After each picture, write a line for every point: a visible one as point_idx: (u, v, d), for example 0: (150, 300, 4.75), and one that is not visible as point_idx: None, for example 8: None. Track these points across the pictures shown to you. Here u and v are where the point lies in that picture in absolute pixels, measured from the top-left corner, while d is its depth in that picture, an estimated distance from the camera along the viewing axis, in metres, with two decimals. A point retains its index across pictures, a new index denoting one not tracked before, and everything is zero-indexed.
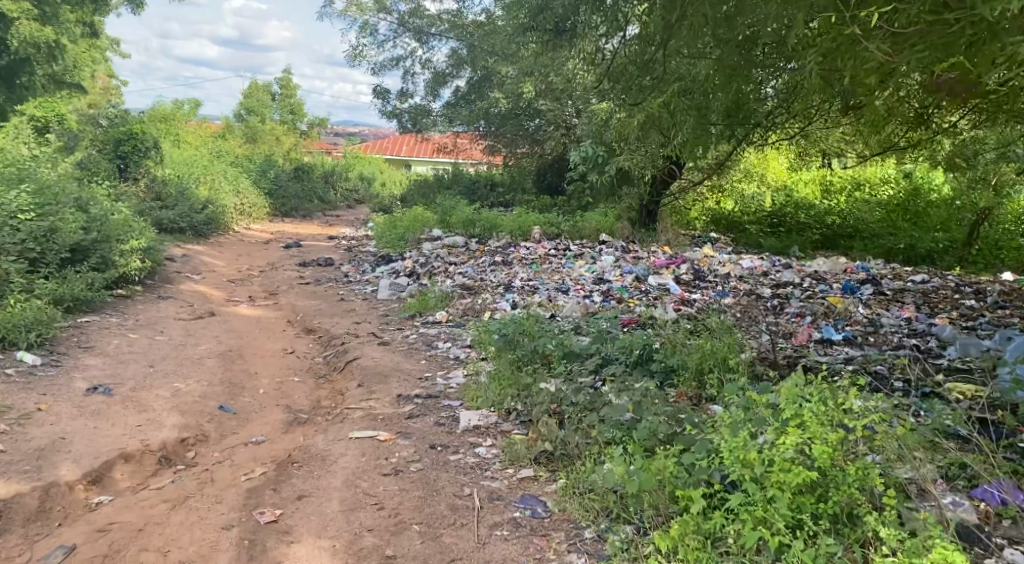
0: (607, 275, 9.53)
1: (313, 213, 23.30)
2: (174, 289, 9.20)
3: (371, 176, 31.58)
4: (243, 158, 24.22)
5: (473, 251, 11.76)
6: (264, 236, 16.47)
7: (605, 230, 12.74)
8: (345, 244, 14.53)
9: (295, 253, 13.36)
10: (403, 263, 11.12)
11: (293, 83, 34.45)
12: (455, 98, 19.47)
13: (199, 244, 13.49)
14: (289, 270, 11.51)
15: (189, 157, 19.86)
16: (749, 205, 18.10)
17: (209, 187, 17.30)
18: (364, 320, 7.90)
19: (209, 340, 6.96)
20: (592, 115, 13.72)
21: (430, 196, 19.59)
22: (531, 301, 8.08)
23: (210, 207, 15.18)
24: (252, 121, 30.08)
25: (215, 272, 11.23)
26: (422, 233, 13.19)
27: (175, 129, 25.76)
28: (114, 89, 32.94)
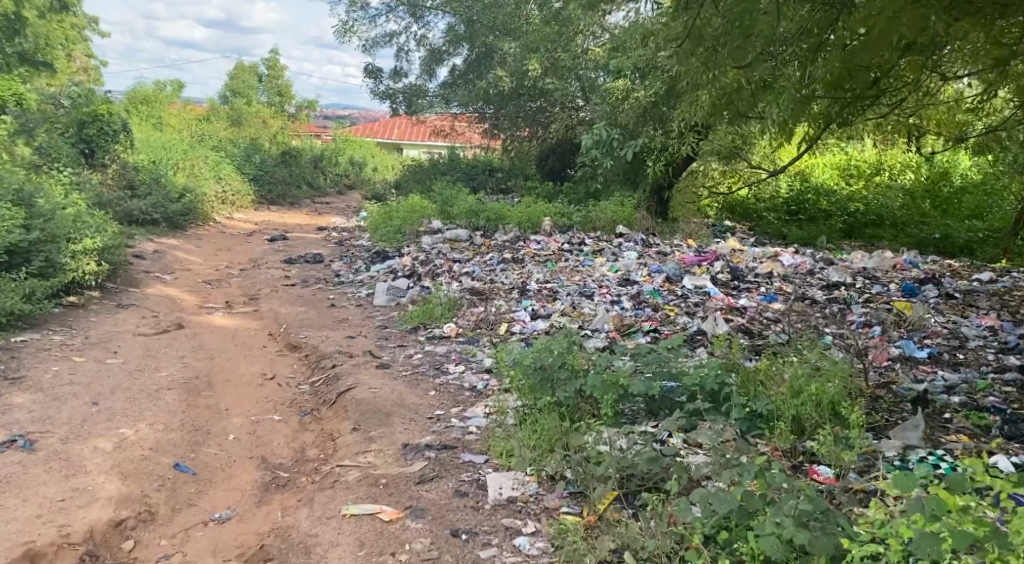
0: (634, 275, 8.36)
1: (301, 201, 22.12)
2: (140, 294, 8.09)
3: (362, 160, 30.34)
4: (227, 142, 23.00)
5: (478, 247, 10.63)
6: (249, 226, 15.33)
7: (622, 221, 11.63)
8: (335, 236, 13.41)
9: (281, 247, 12.24)
10: (401, 261, 9.98)
11: (280, 64, 33.09)
12: (452, 78, 18.28)
13: (175, 238, 12.35)
14: (274, 268, 10.37)
15: (168, 141, 18.63)
16: (755, 193, 16.66)
17: (187, 173, 16.11)
18: (359, 333, 6.76)
19: (174, 363, 5.84)
20: (607, 95, 12.57)
21: (426, 183, 18.41)
22: (553, 310, 6.94)
23: (188, 196, 14.02)
24: (238, 103, 28.79)
25: (191, 271, 10.10)
26: (419, 226, 12.08)
27: (156, 112, 24.49)
28: (94, 70, 31.63)
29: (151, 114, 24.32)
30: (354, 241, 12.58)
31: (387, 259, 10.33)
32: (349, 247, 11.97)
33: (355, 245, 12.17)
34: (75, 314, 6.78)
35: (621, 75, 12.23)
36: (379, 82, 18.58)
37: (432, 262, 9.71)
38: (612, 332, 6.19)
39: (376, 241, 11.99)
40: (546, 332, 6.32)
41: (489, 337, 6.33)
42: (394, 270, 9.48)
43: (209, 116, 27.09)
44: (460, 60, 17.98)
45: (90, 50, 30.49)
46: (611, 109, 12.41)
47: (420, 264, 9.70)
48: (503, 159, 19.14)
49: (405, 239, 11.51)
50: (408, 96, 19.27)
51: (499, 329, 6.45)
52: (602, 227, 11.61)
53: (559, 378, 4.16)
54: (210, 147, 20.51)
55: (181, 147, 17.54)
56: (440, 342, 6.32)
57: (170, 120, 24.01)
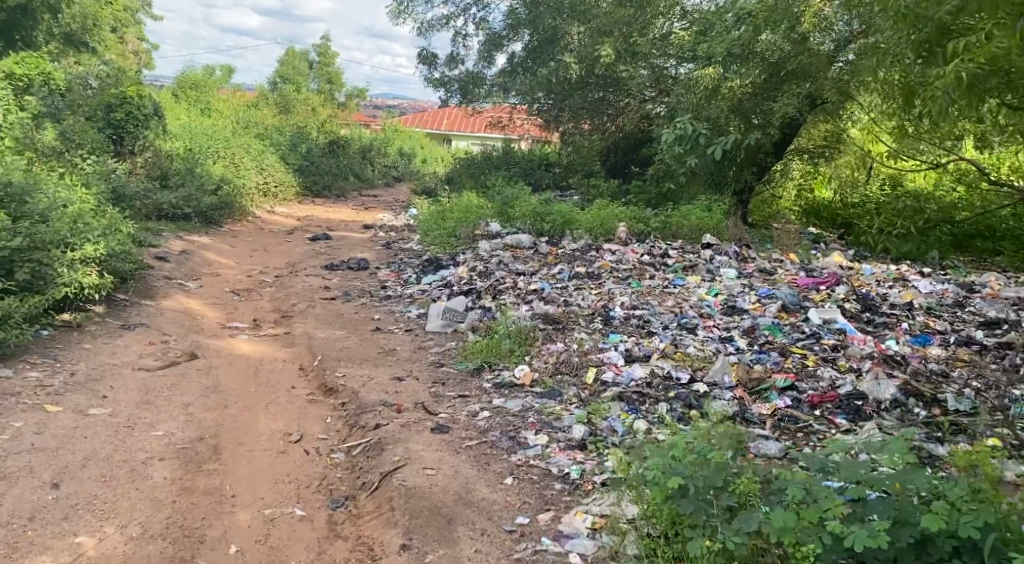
0: (741, 302, 6.88)
1: (348, 193, 21.02)
2: (152, 309, 6.90)
3: (411, 152, 29.22)
4: (274, 129, 22.00)
5: (544, 256, 9.26)
6: (291, 222, 14.19)
7: (711, 230, 10.12)
8: (383, 237, 12.19)
9: (322, 249, 11.03)
10: (457, 272, 8.65)
11: (331, 51, 32.11)
12: (511, 64, 16.92)
13: (208, 235, 11.23)
14: (313, 274, 9.16)
15: (211, 127, 17.61)
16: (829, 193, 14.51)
17: (227, 163, 15.04)
18: (409, 374, 5.44)
19: (173, 414, 4.60)
20: (692, 84, 11.03)
21: (480, 179, 17.13)
22: (652, 351, 5.51)
23: (225, 189, 12.92)
24: (287, 89, 27.83)
25: (219, 277, 8.91)
26: (475, 230, 10.76)
27: (203, 97, 23.61)
28: (144, 52, 31.02)
29: (197, 99, 23.42)
30: (404, 243, 11.34)
31: (440, 269, 8.99)
32: (396, 252, 10.70)
33: (404, 249, 10.89)
34: (67, 338, 5.61)
35: (710, 61, 10.69)
36: (433, 68, 17.28)
37: (491, 275, 8.35)
38: (738, 390, 4.76)
39: (425, 247, 10.69)
40: (649, 386, 4.91)
41: (575, 388, 4.93)
42: (449, 285, 8.13)
43: (257, 102, 26.18)
44: (520, 46, 16.59)
45: (142, 32, 29.82)
46: (697, 101, 10.89)
47: (479, 278, 8.34)
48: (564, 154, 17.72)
49: (461, 245, 10.18)
50: (465, 84, 17.98)
51: (585, 378, 5.03)
52: (687, 237, 10.14)
53: (717, 506, 3.05)
54: (255, 134, 19.50)
55: (223, 133, 16.51)
56: (512, 392, 4.94)
57: (217, 105, 23.11)
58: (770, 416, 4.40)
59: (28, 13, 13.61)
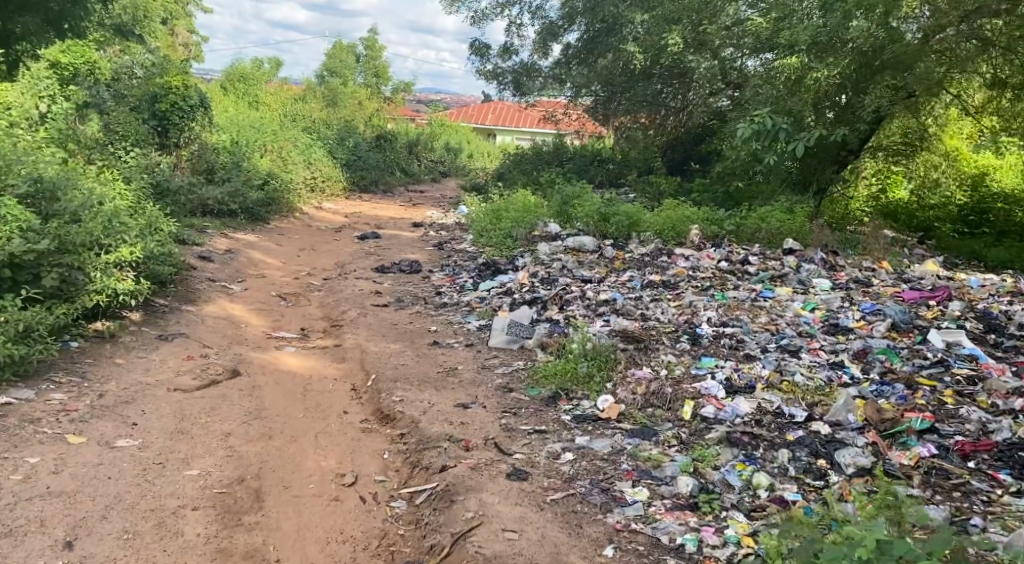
0: (843, 320, 6.12)
1: (394, 189, 20.51)
2: (192, 316, 6.34)
3: (458, 146, 28.70)
4: (321, 122, 21.60)
5: (611, 261, 8.56)
6: (338, 219, 13.69)
7: (793, 234, 9.32)
8: (434, 236, 11.59)
9: (371, 249, 10.46)
10: (517, 278, 7.99)
11: (378, 44, 31.70)
12: (566, 55, 16.19)
13: (253, 233, 10.72)
14: (362, 277, 8.58)
15: (258, 119, 17.17)
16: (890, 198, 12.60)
17: (273, 157, 14.60)
18: (474, 399, 4.81)
19: (211, 446, 4.01)
20: (772, 76, 10.23)
21: (533, 175, 16.46)
22: (754, 379, 4.83)
23: (271, 184, 12.42)
24: (334, 83, 27.48)
25: (264, 279, 8.35)
26: (534, 231, 10.08)
27: (251, 90, 23.33)
28: (194, 45, 30.96)
29: (244, 92, 23.07)
30: (457, 244, 10.72)
31: (498, 273, 8.33)
32: (449, 253, 10.07)
33: (457, 250, 10.25)
34: (98, 352, 5.06)
35: (793, 50, 9.87)
36: (486, 60, 16.62)
37: (555, 283, 7.67)
38: (867, 434, 4.03)
39: (480, 249, 10.02)
40: (758, 425, 4.22)
41: (671, 425, 4.26)
42: (510, 292, 7.47)
43: (304, 94, 25.80)
44: (577, 36, 15.84)
45: (191, 25, 29.62)
46: (777, 94, 10.07)
47: (543, 285, 7.67)
48: (618, 151, 16.97)
49: (520, 247, 9.51)
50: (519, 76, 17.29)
51: (681, 413, 4.37)
52: (766, 241, 9.34)
53: None
54: (302, 127, 19.04)
55: (270, 126, 16.05)
56: (597, 427, 4.26)
57: (264, 98, 22.73)
58: (915, 470, 3.69)
59: (81, 4, 12.61)
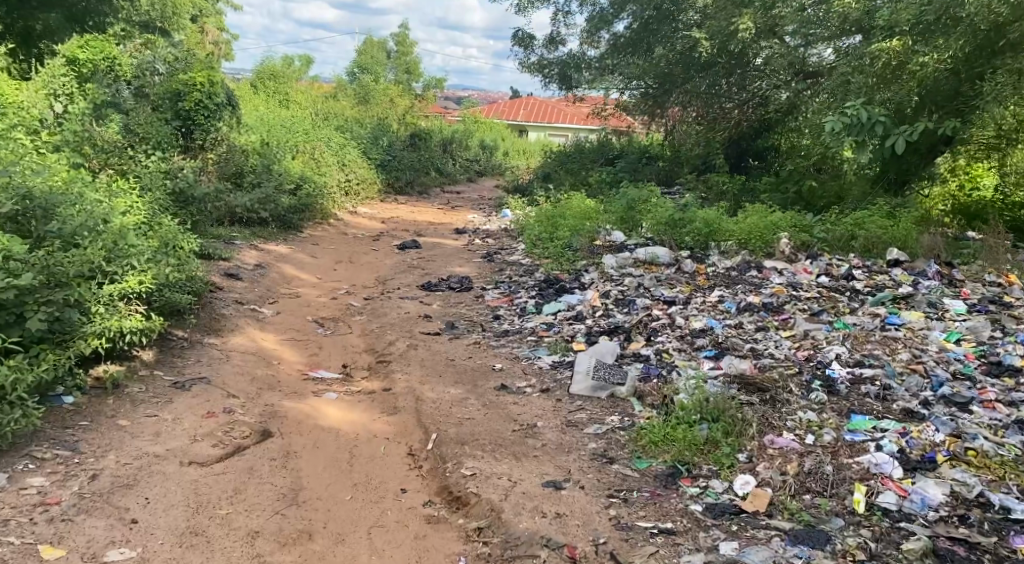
0: (1008, 357, 4.95)
1: (431, 191, 19.57)
2: (215, 354, 5.36)
3: (494, 144, 27.69)
4: (355, 121, 20.71)
5: (693, 278, 7.50)
6: (375, 225, 12.76)
7: (896, 243, 8.18)
8: (482, 245, 10.59)
9: (414, 261, 9.46)
10: (588, 298, 6.94)
11: (410, 40, 30.87)
12: (616, 46, 15.12)
13: (284, 244, 9.78)
14: (409, 295, 7.60)
15: (290, 119, 16.30)
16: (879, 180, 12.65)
17: (306, 159, 13.70)
18: (569, 473, 3.79)
19: (232, 558, 3.18)
20: (868, 61, 9.14)
21: (580, 175, 15.40)
22: (928, 446, 3.71)
23: (304, 189, 11.50)
24: (367, 80, 26.63)
25: (298, 300, 7.38)
26: (596, 240, 9.01)
27: (282, 88, 22.52)
28: (224, 43, 30.34)
29: (275, 90, 22.27)
30: (510, 253, 9.69)
31: (563, 292, 7.28)
32: (500, 265, 9.04)
33: (508, 261, 9.20)
34: (97, 410, 4.09)
35: (893, 33, 8.92)
36: (529, 52, 15.59)
37: (634, 305, 6.61)
38: None
39: (535, 260, 8.96)
40: (963, 524, 3.22)
41: (842, 523, 3.26)
42: (582, 318, 6.40)
43: (335, 92, 24.99)
44: (628, 24, 14.76)
45: (221, 23, 28.96)
46: (871, 83, 9.11)
47: (620, 308, 6.62)
48: (671, 149, 15.84)
49: (583, 258, 8.45)
50: (566, 67, 16.29)
51: (850, 503, 3.36)
52: (864, 250, 8.26)
53: None
54: (335, 126, 18.15)
55: (303, 126, 15.16)
56: (744, 528, 3.28)
57: (296, 96, 21.91)
58: None
59: None
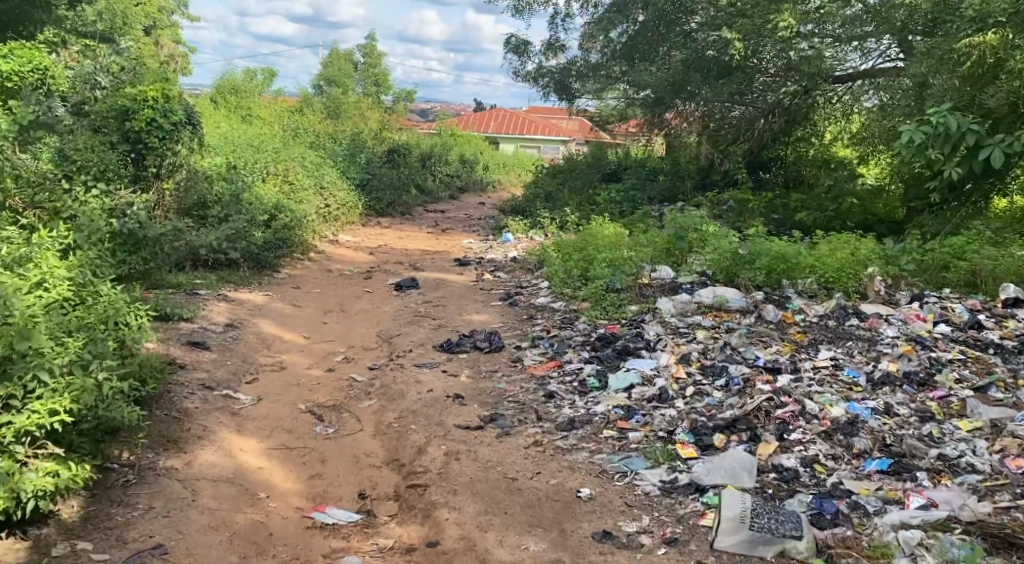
0: None
1: (414, 211, 17.94)
2: (174, 486, 3.79)
3: (473, 157, 26.07)
4: (326, 136, 18.97)
5: (784, 331, 6.00)
6: (362, 257, 11.11)
7: (1010, 277, 6.78)
8: (493, 283, 8.99)
9: (420, 307, 7.85)
10: (665, 365, 5.38)
11: (377, 50, 29.16)
12: (617, 51, 13.69)
13: (260, 289, 8.14)
14: (426, 362, 5.99)
15: (256, 137, 14.59)
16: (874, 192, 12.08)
17: (278, 183, 12.01)
18: None
19: None
20: (953, 60, 7.83)
21: (584, 194, 13.90)
22: None
23: (278, 221, 9.85)
24: (335, 93, 24.86)
25: (285, 375, 5.76)
26: (640, 279, 7.49)
27: (244, 103, 20.71)
28: (180, 57, 28.45)
29: (237, 106, 20.49)
30: (535, 293, 8.12)
31: (626, 354, 5.70)
32: (527, 310, 7.48)
33: (536, 304, 7.62)
34: None
35: (986, 25, 7.61)
36: (524, 58, 14.10)
37: (733, 382, 5.05)
38: None
39: (569, 305, 7.40)
40: None
41: None
42: (669, 402, 4.84)
43: (302, 105, 23.20)
44: (625, 30, 13.38)
45: (177, 35, 27.12)
46: (957, 84, 7.78)
47: (715, 383, 5.07)
48: (683, 161, 14.40)
49: (633, 305, 6.93)
50: (563, 75, 14.86)
51: None
52: (968, 285, 6.94)
53: None
54: (307, 143, 16.47)
55: (273, 144, 13.47)
56: None
57: (260, 111, 20.16)
58: None
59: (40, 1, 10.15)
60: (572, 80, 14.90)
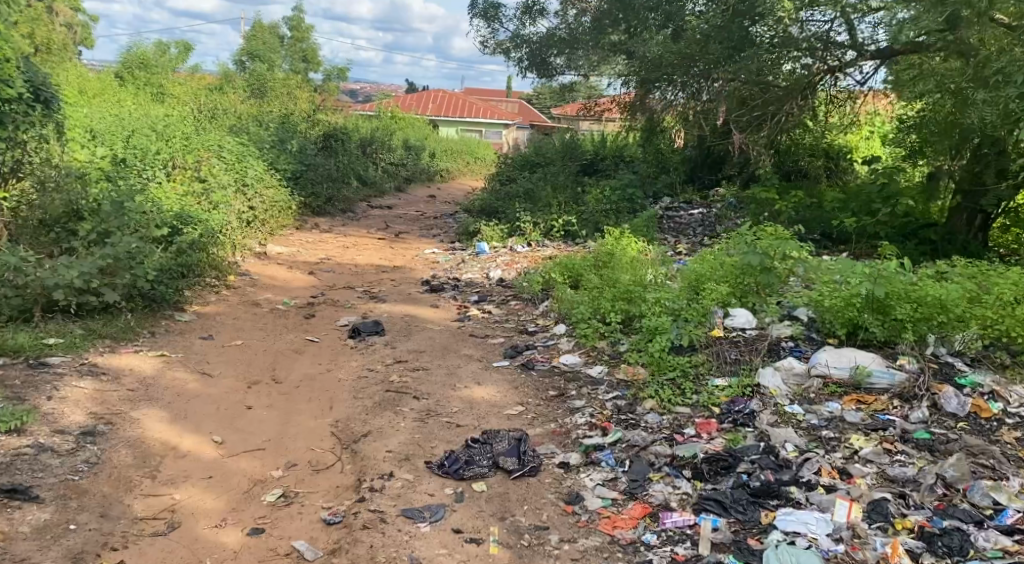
0: None
1: (356, 207, 15.33)
2: None
3: (418, 143, 23.44)
4: (251, 117, 16.17)
5: (995, 439, 3.84)
6: (300, 280, 8.61)
7: None
8: (482, 327, 6.61)
9: (389, 375, 5.46)
10: (852, 531, 3.12)
11: (306, 23, 26.20)
12: (613, 14, 11.29)
13: (152, 348, 5.65)
14: (421, 503, 3.62)
15: (162, 119, 11.82)
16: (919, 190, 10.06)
17: (186, 181, 9.38)
18: None
19: None
20: None
21: (565, 191, 11.65)
22: None
23: (183, 238, 7.26)
24: (259, 69, 21.91)
25: (176, 544, 3.34)
26: (713, 331, 5.20)
27: (153, 80, 17.70)
28: (81, 26, 25.05)
29: (143, 83, 17.46)
30: (553, 348, 5.78)
31: (768, 495, 3.38)
32: (550, 382, 5.16)
33: (561, 371, 5.29)
34: None
35: None
36: (494, 26, 11.79)
37: None
38: None
39: (610, 374, 5.09)
40: None
41: None
42: None
43: (222, 83, 20.24)
44: None
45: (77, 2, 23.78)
46: None
47: None
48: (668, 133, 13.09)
49: (718, 379, 4.65)
50: (542, 48, 12.47)
51: None
52: None
53: None
54: (227, 126, 13.71)
55: (183, 129, 10.72)
56: None
57: (172, 89, 17.20)
58: None
59: None
60: (552, 54, 12.51)
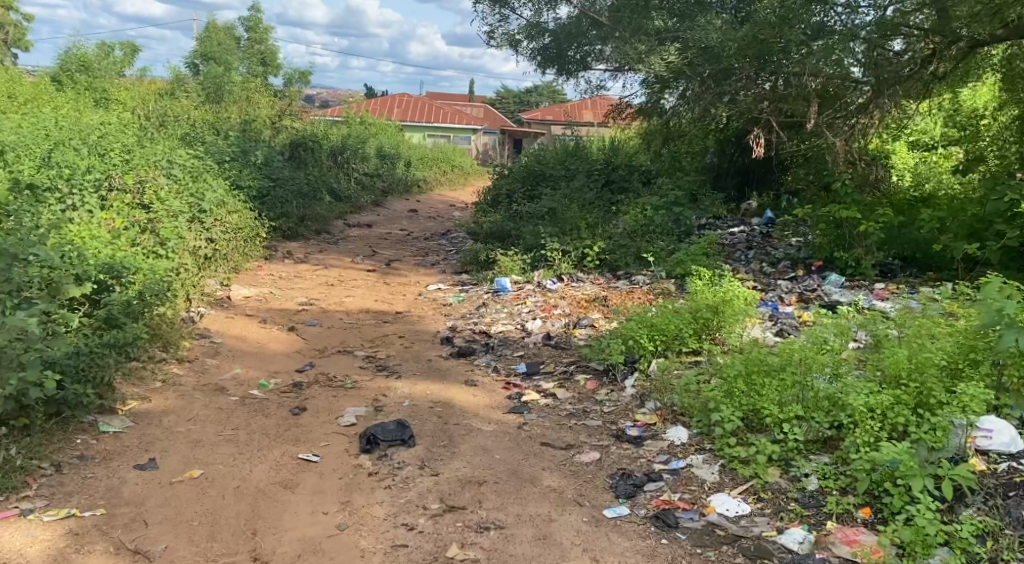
0: None
1: (332, 228, 13.12)
2: None
3: (393, 152, 21.20)
4: (207, 125, 13.87)
5: None
6: (278, 339, 6.45)
7: None
8: (553, 429, 4.51)
9: (442, 542, 3.38)
10: None
11: (264, 24, 23.87)
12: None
13: (51, 504, 3.58)
14: None
15: (97, 127, 9.56)
16: None
17: (121, 207, 7.17)
18: None
19: None
20: None
21: (595, 213, 9.62)
22: None
23: (112, 300, 5.10)
24: (214, 72, 19.54)
25: None
26: (973, 464, 3.25)
27: (91, 85, 15.31)
28: (14, 28, 22.46)
29: (81, 87, 15.04)
30: (688, 477, 3.74)
31: None
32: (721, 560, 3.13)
33: (729, 534, 3.27)
34: None
35: None
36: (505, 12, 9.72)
37: None
38: None
39: (824, 547, 3.11)
40: None
41: None
42: None
43: (172, 88, 17.84)
44: None
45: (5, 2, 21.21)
46: None
47: None
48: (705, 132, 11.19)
49: None
50: (561, 38, 10.46)
51: None
52: None
53: None
54: (179, 136, 11.44)
55: (122, 140, 8.48)
56: None
57: (115, 94, 14.82)
58: None
59: None
60: (573, 46, 10.49)
